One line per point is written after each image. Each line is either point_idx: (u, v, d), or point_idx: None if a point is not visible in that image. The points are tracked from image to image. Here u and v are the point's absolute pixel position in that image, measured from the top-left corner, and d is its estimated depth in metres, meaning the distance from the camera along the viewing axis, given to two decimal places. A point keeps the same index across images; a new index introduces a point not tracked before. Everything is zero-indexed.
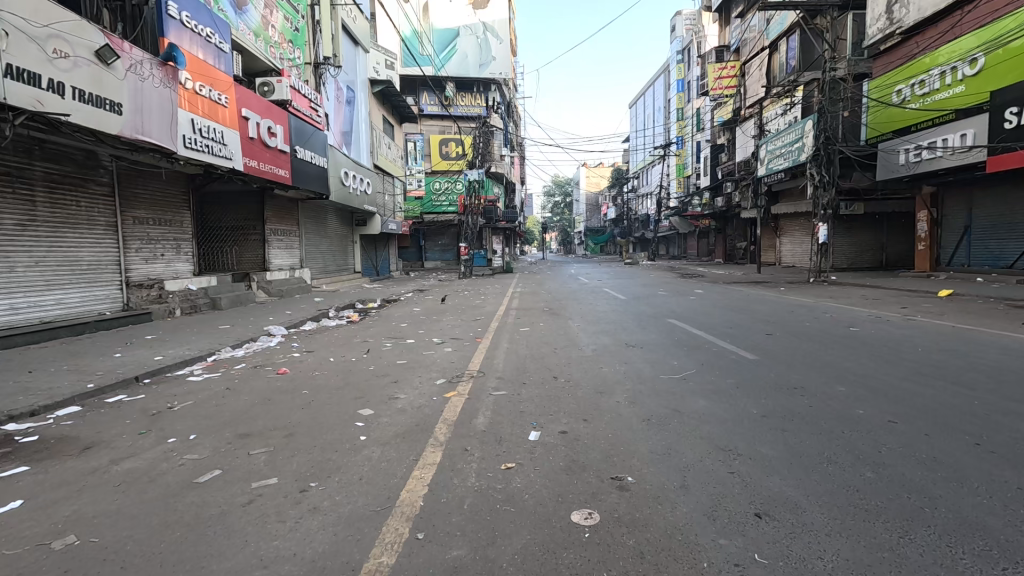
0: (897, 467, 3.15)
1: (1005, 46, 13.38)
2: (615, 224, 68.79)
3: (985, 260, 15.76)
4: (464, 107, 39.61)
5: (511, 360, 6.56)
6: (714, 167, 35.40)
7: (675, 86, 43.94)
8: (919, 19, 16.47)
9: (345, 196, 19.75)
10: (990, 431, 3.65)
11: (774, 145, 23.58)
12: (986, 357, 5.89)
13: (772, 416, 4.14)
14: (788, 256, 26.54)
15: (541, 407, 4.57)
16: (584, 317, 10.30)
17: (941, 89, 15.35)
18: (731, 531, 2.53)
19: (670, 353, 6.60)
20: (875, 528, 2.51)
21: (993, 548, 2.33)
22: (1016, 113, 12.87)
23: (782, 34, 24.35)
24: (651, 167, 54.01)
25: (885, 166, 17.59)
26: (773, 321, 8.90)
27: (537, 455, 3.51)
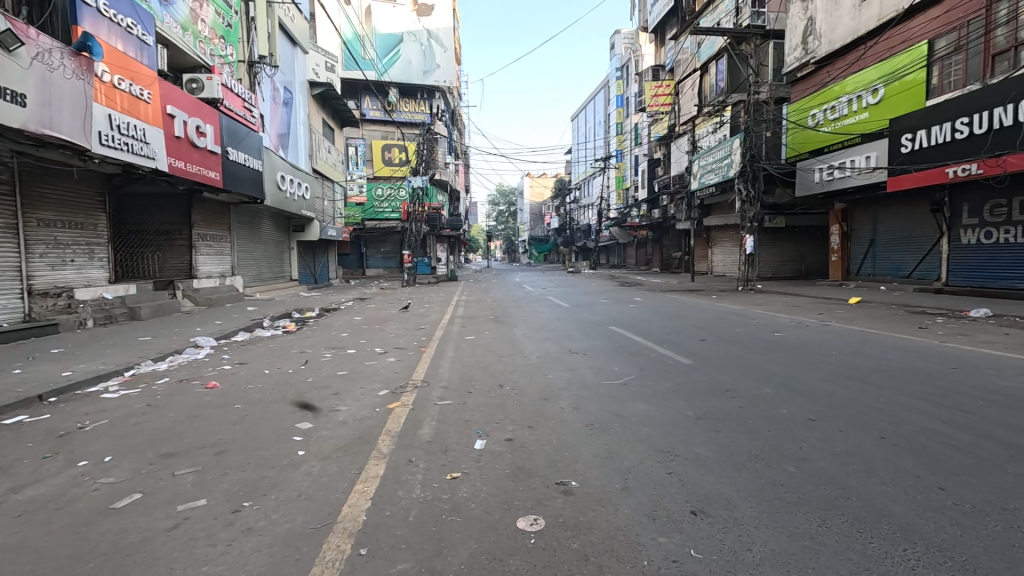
0: (816, 461, 3.41)
1: (902, 79, 14.99)
2: (556, 233, 70.04)
3: (887, 270, 17.40)
4: (408, 113, 39.17)
5: (456, 369, 6.51)
6: (651, 180, 36.98)
7: (615, 102, 45.58)
8: (830, 51, 18.07)
9: (281, 201, 18.96)
10: (894, 426, 4.03)
11: (706, 161, 24.99)
12: (891, 358, 6.49)
13: (706, 418, 4.37)
14: (719, 266, 28.09)
15: (488, 415, 4.57)
16: (529, 324, 10.41)
17: (849, 115, 16.89)
18: (669, 530, 2.64)
19: (611, 360, 6.80)
20: (798, 519, 2.71)
21: (895, 531, 2.57)
22: (911, 139, 14.32)
23: (712, 57, 25.91)
24: (592, 178, 55.64)
25: (803, 183, 19.11)
26: (707, 327, 9.40)
27: (482, 464, 3.50)
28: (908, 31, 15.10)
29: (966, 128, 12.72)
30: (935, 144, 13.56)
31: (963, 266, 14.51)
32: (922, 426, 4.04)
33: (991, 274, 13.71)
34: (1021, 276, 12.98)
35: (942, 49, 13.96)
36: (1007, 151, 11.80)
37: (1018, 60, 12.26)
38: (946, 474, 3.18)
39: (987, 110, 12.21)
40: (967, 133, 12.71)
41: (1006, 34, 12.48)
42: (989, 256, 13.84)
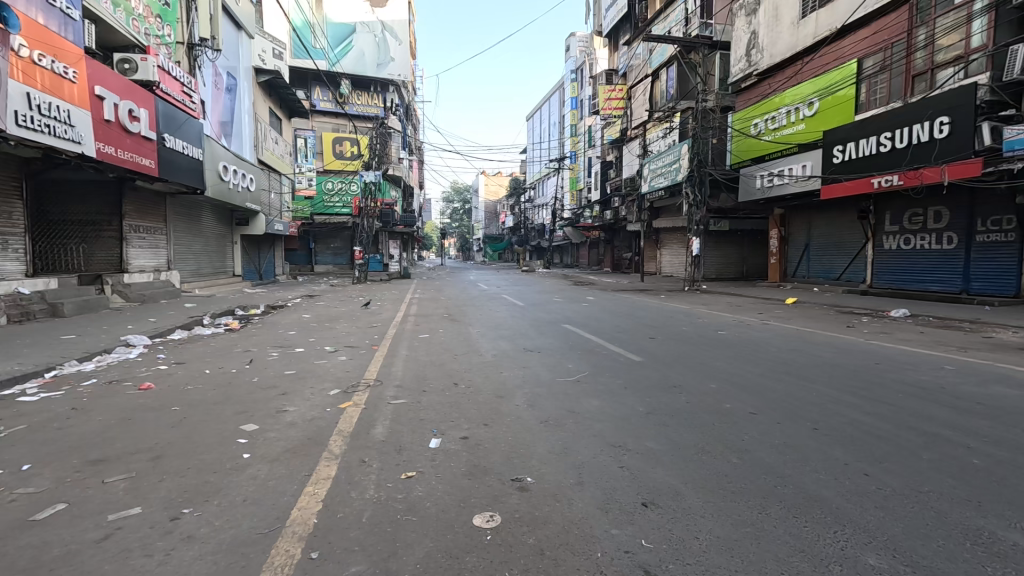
0: (757, 452, 3.61)
1: (835, 93, 16.01)
2: (510, 232, 70.32)
3: (819, 273, 18.58)
4: (361, 106, 38.20)
5: (411, 368, 6.41)
6: (604, 182, 37.80)
7: (569, 104, 46.20)
8: (771, 64, 19.07)
9: (223, 192, 18.02)
10: (826, 418, 4.32)
11: (656, 165, 25.80)
12: (823, 355, 6.94)
13: (656, 413, 4.52)
14: (667, 267, 29.05)
15: (443, 414, 4.54)
16: (484, 323, 10.42)
17: (787, 125, 17.92)
18: (621, 521, 2.72)
19: (565, 357, 6.92)
20: (741, 507, 2.85)
21: (827, 515, 2.76)
22: (841, 150, 15.36)
23: (662, 65, 26.76)
24: (547, 179, 56.26)
25: (746, 189, 20.09)
26: (656, 326, 9.73)
27: (438, 462, 3.48)
28: (840, 50, 16.16)
29: (890, 142, 13.77)
30: (862, 156, 14.62)
31: (885, 270, 15.71)
32: (850, 417, 4.36)
33: (910, 277, 14.90)
34: (935, 279, 14.20)
35: (870, 68, 15.00)
36: (924, 164, 12.84)
37: (934, 81, 13.30)
38: (871, 461, 3.44)
39: (908, 125, 13.25)
40: (891, 147, 13.76)
41: (924, 56, 13.49)
42: (907, 260, 15.04)
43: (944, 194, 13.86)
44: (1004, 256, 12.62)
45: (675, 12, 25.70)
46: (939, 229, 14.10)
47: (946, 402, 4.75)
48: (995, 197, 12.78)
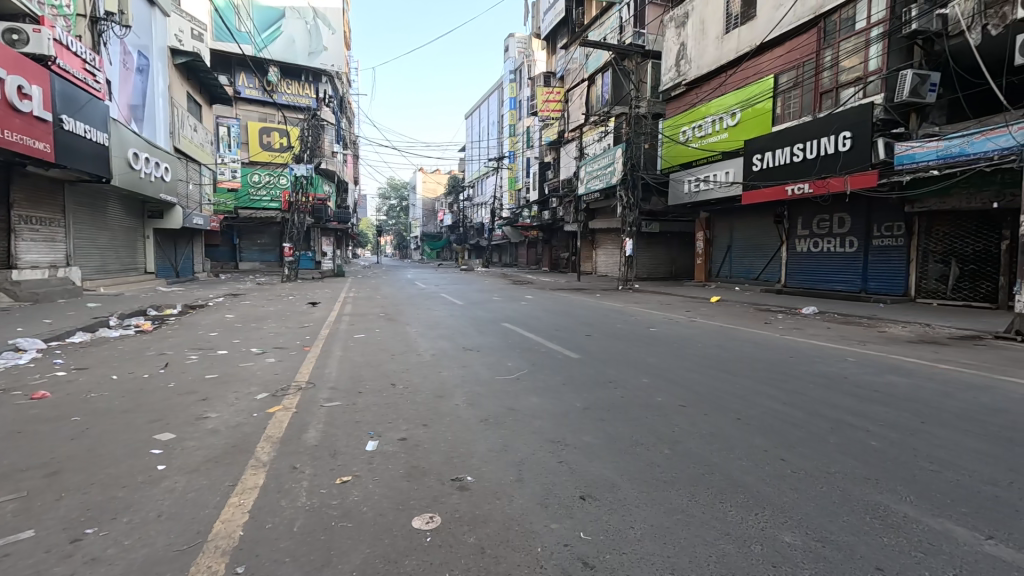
0: (686, 443, 3.79)
1: (755, 106, 17.16)
2: (449, 231, 69.68)
3: (740, 273, 19.85)
4: (290, 96, 36.39)
5: (345, 369, 6.18)
6: (542, 182, 38.38)
7: (508, 104, 46.49)
8: (698, 75, 20.17)
9: (133, 181, 16.51)
10: (748, 408, 4.61)
11: (592, 168, 26.49)
12: (744, 350, 7.41)
13: (592, 408, 4.64)
14: (602, 267, 29.93)
15: (380, 415, 4.41)
16: (422, 322, 10.26)
17: (712, 133, 19.00)
18: (561, 515, 2.75)
19: (505, 355, 6.95)
20: (672, 495, 2.99)
21: (752, 500, 2.94)
22: (760, 159, 16.49)
23: (598, 70, 27.57)
24: (486, 178, 56.32)
25: (675, 193, 21.09)
26: (593, 324, 10.00)
27: (375, 465, 3.38)
28: (759, 65, 17.34)
29: (803, 153, 14.95)
30: (778, 164, 15.78)
31: (798, 270, 17.04)
32: (769, 406, 4.69)
33: (818, 277, 16.30)
34: (839, 279, 15.62)
35: (785, 84, 16.21)
36: (831, 174, 14.02)
37: (838, 99, 14.59)
38: (787, 447, 3.72)
39: (818, 138, 14.44)
40: (803, 157, 14.95)
41: (830, 76, 14.78)
42: (816, 262, 16.40)
43: (846, 202, 15.27)
44: (896, 259, 14.11)
45: (611, 20, 26.58)
46: (842, 234, 15.52)
47: (849, 391, 5.22)
48: (888, 206, 14.25)
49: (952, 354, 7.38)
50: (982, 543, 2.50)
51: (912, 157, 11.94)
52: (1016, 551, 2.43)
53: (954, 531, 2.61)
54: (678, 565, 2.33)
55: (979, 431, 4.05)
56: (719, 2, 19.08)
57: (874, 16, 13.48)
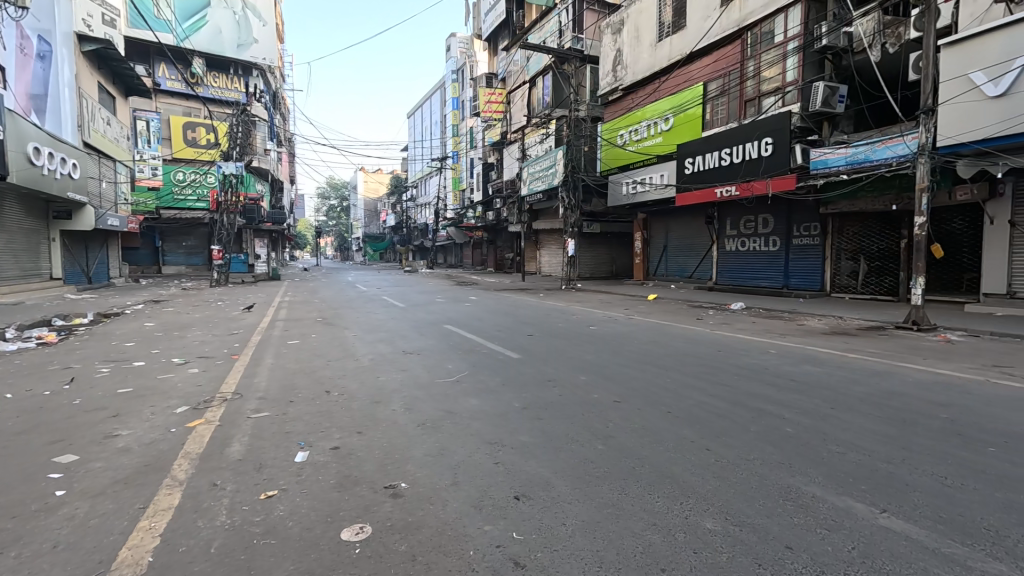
0: (618, 438, 3.91)
1: (687, 112, 17.97)
2: (392, 232, 68.28)
3: (675, 271, 20.73)
4: (218, 89, 34.40)
5: (276, 378, 5.88)
6: (486, 183, 38.40)
7: (451, 103, 46.11)
8: (634, 81, 20.86)
9: (34, 179, 15.00)
10: (678, 402, 4.82)
11: (534, 169, 26.79)
12: (678, 346, 7.73)
13: (531, 407, 4.69)
14: (546, 267, 30.31)
15: (312, 424, 4.25)
16: (362, 326, 9.98)
17: (648, 137, 19.76)
18: (495, 516, 2.76)
19: (445, 358, 6.89)
20: (603, 489, 3.07)
21: (676, 489, 3.07)
22: (692, 162, 17.31)
23: (539, 73, 27.95)
24: (429, 178, 55.66)
25: (613, 194, 21.71)
26: (535, 324, 10.09)
27: (305, 477, 3.25)
28: (689, 73, 18.20)
29: (730, 157, 15.81)
30: (707, 168, 16.64)
31: (727, 268, 18.02)
32: (697, 399, 4.92)
33: (745, 274, 17.30)
34: (764, 276, 16.66)
35: (713, 91, 17.08)
36: (755, 178, 14.92)
37: (761, 107, 15.48)
38: (712, 437, 3.91)
39: (743, 144, 15.33)
40: (729, 162, 15.83)
41: (753, 85, 15.65)
42: (744, 260, 17.40)
43: (769, 204, 16.31)
44: (812, 257, 15.23)
45: (550, 24, 27.00)
46: (766, 234, 16.58)
47: (770, 381, 5.57)
48: (805, 208, 15.35)
49: (860, 343, 8.06)
50: (878, 517, 2.74)
51: (826, 162, 13.02)
52: (905, 522, 2.68)
53: (854, 506, 2.85)
54: (607, 558, 2.39)
55: (879, 414, 4.44)
56: (652, 11, 19.84)
57: (790, 31, 14.39)
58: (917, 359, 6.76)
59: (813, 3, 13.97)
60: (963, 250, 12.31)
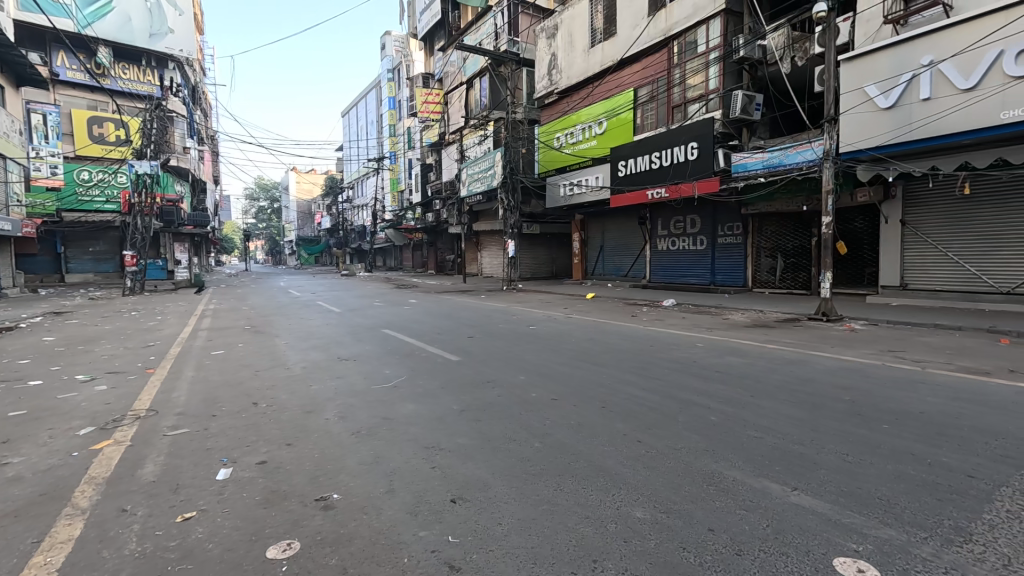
0: (555, 434, 3.99)
1: (619, 116, 18.60)
2: (328, 234, 65.84)
3: (612, 271, 21.39)
4: (128, 82, 31.71)
5: (196, 392, 5.50)
6: (424, 184, 37.89)
7: (387, 103, 45.08)
8: (569, 85, 21.33)
9: None
10: (612, 397, 4.97)
11: (473, 170, 26.75)
12: (614, 342, 7.99)
13: (469, 409, 4.68)
14: (487, 268, 30.33)
15: (236, 439, 4.01)
16: (294, 333, 9.54)
17: (583, 140, 20.27)
18: (430, 521, 2.73)
19: (382, 363, 6.73)
20: (539, 487, 3.12)
21: (609, 482, 3.17)
22: (625, 165, 17.93)
23: (475, 74, 27.97)
24: (366, 179, 54.20)
25: (551, 196, 22.05)
26: (475, 325, 10.08)
27: (227, 495, 3.07)
28: (620, 79, 18.83)
29: (659, 161, 16.53)
30: (640, 170, 17.30)
31: (660, 267, 18.82)
32: (631, 393, 5.10)
33: (676, 272, 18.13)
34: (693, 274, 17.54)
35: (643, 97, 17.78)
36: (682, 180, 15.69)
37: (686, 113, 16.25)
38: (643, 429, 4.07)
39: (671, 148, 16.08)
40: (660, 165, 16.54)
41: (679, 92, 16.40)
42: (674, 259, 18.25)
43: (696, 206, 17.21)
44: (736, 255, 16.23)
45: (486, 26, 27.09)
46: (694, 234, 17.47)
47: (698, 373, 5.87)
48: (728, 210, 16.33)
49: (777, 335, 8.68)
50: (789, 494, 2.96)
51: (745, 166, 13.91)
52: (812, 498, 2.92)
53: (769, 487, 3.06)
54: (541, 554, 2.43)
55: (792, 399, 4.81)
56: (584, 17, 20.38)
57: (711, 41, 15.19)
58: (826, 347, 7.38)
59: (731, 16, 14.84)
60: (864, 247, 13.55)
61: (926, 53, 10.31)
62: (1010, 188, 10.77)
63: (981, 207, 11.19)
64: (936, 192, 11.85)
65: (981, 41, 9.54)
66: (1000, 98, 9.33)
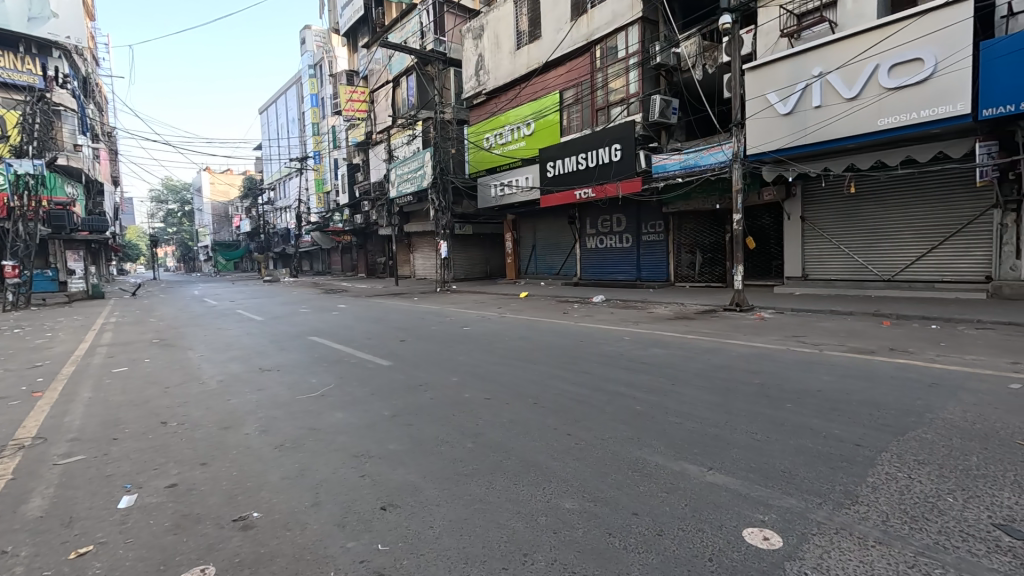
0: (487, 434, 4.01)
1: (546, 118, 18.95)
2: (248, 238, 62.03)
3: (544, 269, 21.79)
4: (3, 70, 27.53)
5: (93, 415, 4.98)
6: (351, 185, 36.69)
7: (308, 101, 43.17)
8: (496, 85, 21.48)
9: None
10: (543, 393, 5.06)
11: (402, 171, 26.25)
12: (546, 339, 8.14)
13: (401, 414, 4.60)
14: (420, 270, 29.87)
15: (141, 463, 3.68)
16: (210, 345, 8.91)
17: (512, 141, 20.47)
18: (358, 532, 2.65)
19: (309, 372, 6.45)
20: (471, 486, 3.12)
21: (540, 477, 3.22)
22: (553, 166, 18.29)
23: (402, 73, 27.49)
24: (288, 179, 51.68)
25: (483, 197, 22.08)
26: (408, 328, 9.90)
27: (131, 523, 2.82)
28: (546, 81, 19.19)
29: (585, 162, 17.01)
30: (567, 172, 17.73)
31: (590, 264, 19.39)
32: (561, 388, 5.23)
33: (605, 270, 18.78)
34: (620, 270, 18.25)
35: (569, 99, 18.24)
36: (608, 181, 16.27)
37: (609, 116, 16.86)
38: (573, 423, 4.19)
39: (596, 150, 16.61)
40: (586, 166, 17.03)
41: (602, 95, 16.98)
42: (603, 256, 18.88)
43: (621, 205, 17.93)
44: (658, 252, 17.09)
45: (411, 24, 26.70)
46: (620, 232, 18.17)
47: (626, 366, 6.11)
48: (651, 208, 17.14)
49: (696, 325, 9.24)
50: (705, 474, 3.17)
51: (664, 167, 14.73)
52: (726, 476, 3.13)
53: (689, 469, 3.25)
54: (472, 553, 2.44)
55: (708, 385, 5.15)
56: (509, 19, 20.61)
57: (630, 48, 15.87)
58: (739, 335, 7.94)
59: (647, 24, 15.57)
60: (770, 242, 14.69)
61: (816, 64, 11.35)
62: (888, 187, 12.08)
63: (865, 204, 12.48)
64: (829, 191, 13.08)
65: (860, 56, 10.64)
66: (877, 107, 10.49)
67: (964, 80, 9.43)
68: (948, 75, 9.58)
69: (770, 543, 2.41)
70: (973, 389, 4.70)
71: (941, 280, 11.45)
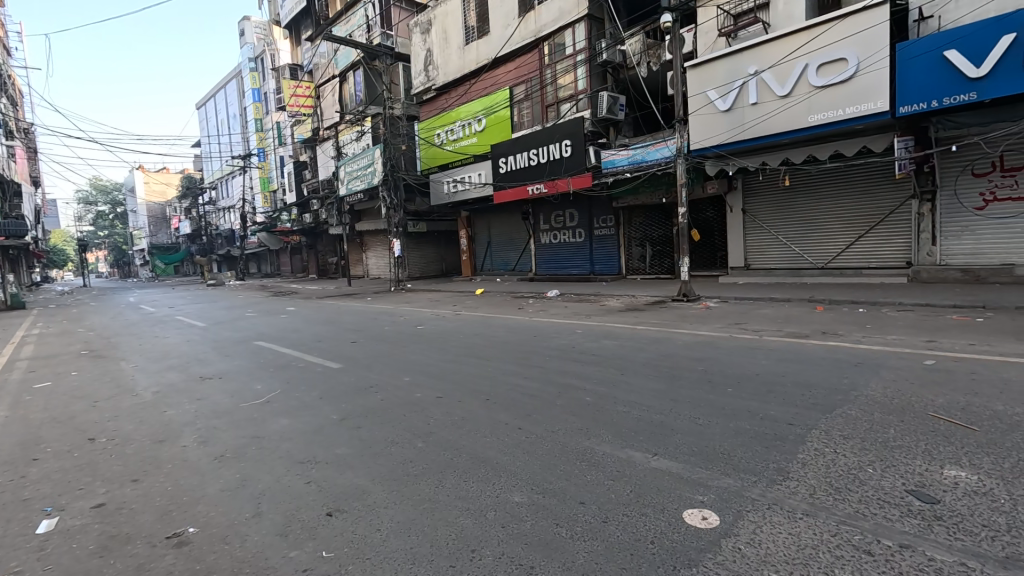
0: (438, 432, 3.98)
1: (496, 113, 18.91)
2: (189, 240, 58.85)
3: (499, 265, 21.82)
4: None
5: (10, 435, 4.59)
6: (299, 183, 35.47)
7: (250, 95, 41.28)
8: (446, 81, 21.26)
9: None
10: (495, 389, 5.07)
11: (351, 168, 25.59)
12: (501, 336, 8.14)
13: (350, 417, 4.50)
14: (373, 269, 29.27)
15: (64, 484, 3.43)
16: (147, 354, 8.42)
17: (464, 137, 20.32)
18: (301, 540, 2.58)
19: (253, 378, 6.20)
20: (420, 486, 3.10)
21: (490, 473, 3.23)
22: (505, 162, 18.27)
23: (348, 68, 26.79)
24: (231, 178, 49.37)
25: (435, 193, 21.81)
26: (359, 329, 9.68)
27: (52, 548, 2.63)
28: (496, 77, 19.14)
29: (537, 158, 17.09)
30: (519, 168, 17.76)
31: (544, 259, 19.55)
32: (514, 383, 5.24)
33: (559, 264, 19.01)
34: (574, 264, 18.54)
35: (519, 95, 18.27)
36: (559, 177, 16.43)
37: (559, 112, 16.99)
38: (524, 417, 4.22)
39: (547, 146, 16.73)
40: (537, 162, 17.11)
41: (551, 91, 17.09)
42: (556, 251, 19.12)
43: (572, 200, 18.19)
44: (610, 246, 17.45)
45: (357, 17, 26.03)
46: (573, 227, 18.43)
47: (577, 358, 6.22)
48: (601, 203, 17.48)
49: (646, 317, 9.48)
50: (650, 460, 3.27)
51: (614, 162, 15.15)
52: (669, 460, 3.25)
53: (636, 456, 3.33)
54: (419, 553, 2.42)
55: (656, 373, 5.30)
56: (457, 14, 20.44)
57: (577, 44, 16.06)
58: (687, 325, 8.22)
59: (593, 21, 15.79)
60: (714, 234, 15.28)
61: (751, 62, 11.86)
62: (819, 180, 12.81)
63: (799, 197, 13.20)
64: (766, 184, 13.75)
65: (791, 55, 11.21)
66: (807, 105, 11.09)
67: (882, 79, 10.11)
68: (869, 74, 10.26)
69: (708, 523, 2.52)
70: (892, 366, 5.08)
71: (867, 266, 12.29)
